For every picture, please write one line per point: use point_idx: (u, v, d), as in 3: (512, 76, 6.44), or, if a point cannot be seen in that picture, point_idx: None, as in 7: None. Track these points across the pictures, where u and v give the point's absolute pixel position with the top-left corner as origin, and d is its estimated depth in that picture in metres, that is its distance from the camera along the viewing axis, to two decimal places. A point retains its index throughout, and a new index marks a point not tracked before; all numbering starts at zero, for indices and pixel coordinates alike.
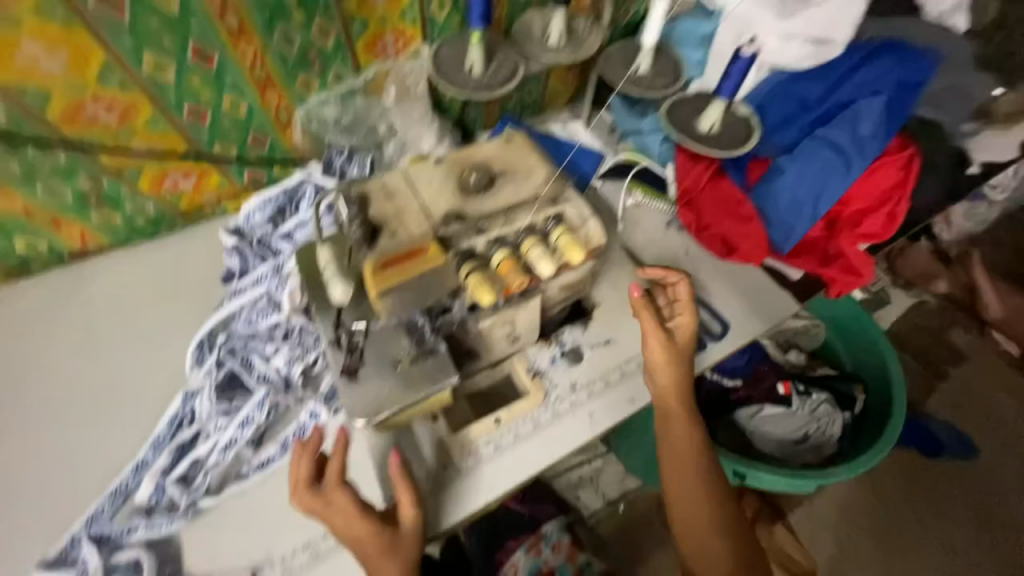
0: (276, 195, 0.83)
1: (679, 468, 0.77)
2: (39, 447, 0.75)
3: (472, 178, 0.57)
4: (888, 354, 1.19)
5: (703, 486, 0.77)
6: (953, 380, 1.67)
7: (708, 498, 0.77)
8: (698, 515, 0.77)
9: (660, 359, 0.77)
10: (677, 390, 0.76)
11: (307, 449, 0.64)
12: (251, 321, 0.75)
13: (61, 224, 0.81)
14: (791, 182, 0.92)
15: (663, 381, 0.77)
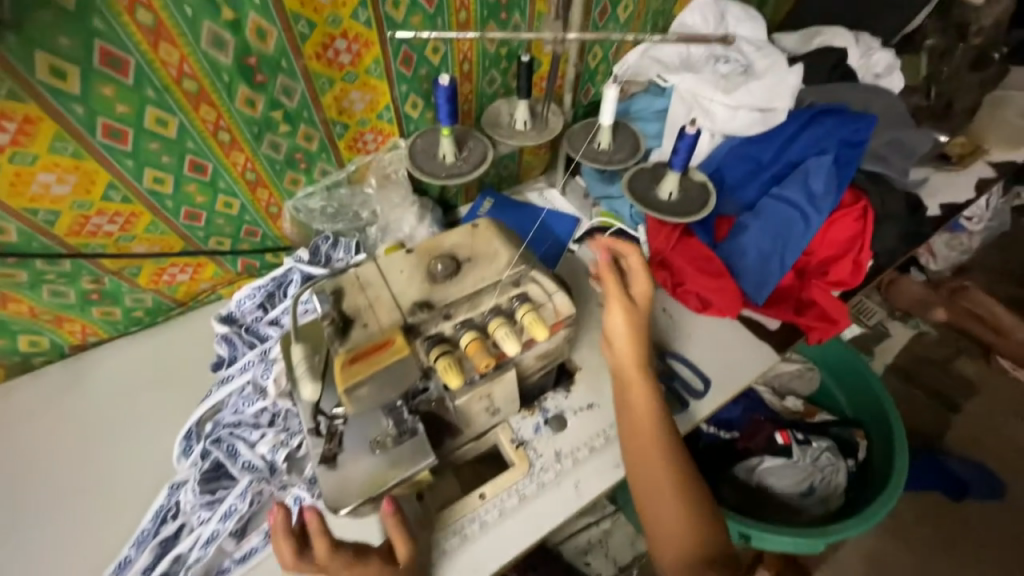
0: (265, 282, 0.88)
1: (642, 440, 0.73)
2: (30, 549, 0.76)
3: (437, 268, 0.61)
4: (885, 398, 1.17)
5: (668, 460, 0.71)
6: (965, 412, 1.62)
7: (676, 471, 0.71)
8: (663, 490, 0.70)
9: (620, 321, 0.77)
10: (636, 351, 0.76)
11: (281, 519, 0.64)
12: (237, 409, 0.77)
13: (65, 322, 0.86)
14: (756, 237, 0.96)
15: (623, 343, 0.77)
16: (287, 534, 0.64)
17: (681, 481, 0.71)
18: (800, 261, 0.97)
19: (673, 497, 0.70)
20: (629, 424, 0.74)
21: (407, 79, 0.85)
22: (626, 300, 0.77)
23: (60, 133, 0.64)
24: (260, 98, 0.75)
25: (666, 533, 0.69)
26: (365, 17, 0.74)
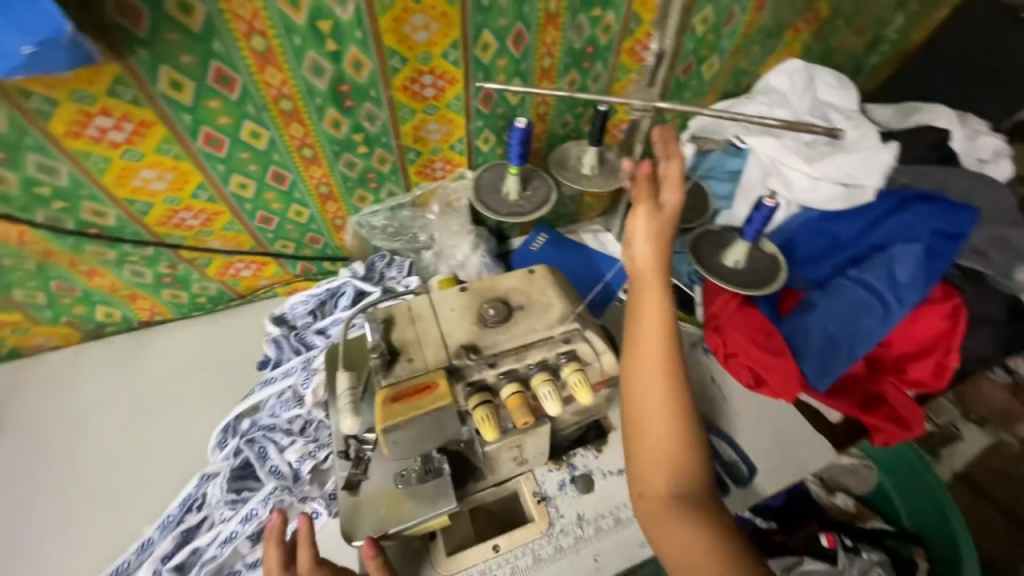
0: (319, 291, 0.91)
1: (648, 353, 0.64)
2: (74, 507, 0.81)
3: (489, 313, 0.60)
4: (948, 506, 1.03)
5: (666, 373, 0.63)
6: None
7: (679, 394, 0.63)
8: (663, 411, 0.62)
9: (644, 220, 0.68)
10: (661, 256, 0.67)
11: (272, 534, 0.61)
12: (274, 412, 0.79)
13: (137, 299, 0.93)
14: (824, 319, 0.90)
15: (644, 243, 0.68)
16: (277, 548, 0.60)
17: (682, 406, 0.63)
18: (875, 351, 0.90)
19: (670, 421, 0.61)
20: (633, 334, 0.66)
21: (484, 116, 0.87)
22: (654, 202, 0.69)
23: (167, 137, 0.70)
24: (345, 121, 0.78)
25: (655, 457, 0.61)
26: (454, 57, 0.77)
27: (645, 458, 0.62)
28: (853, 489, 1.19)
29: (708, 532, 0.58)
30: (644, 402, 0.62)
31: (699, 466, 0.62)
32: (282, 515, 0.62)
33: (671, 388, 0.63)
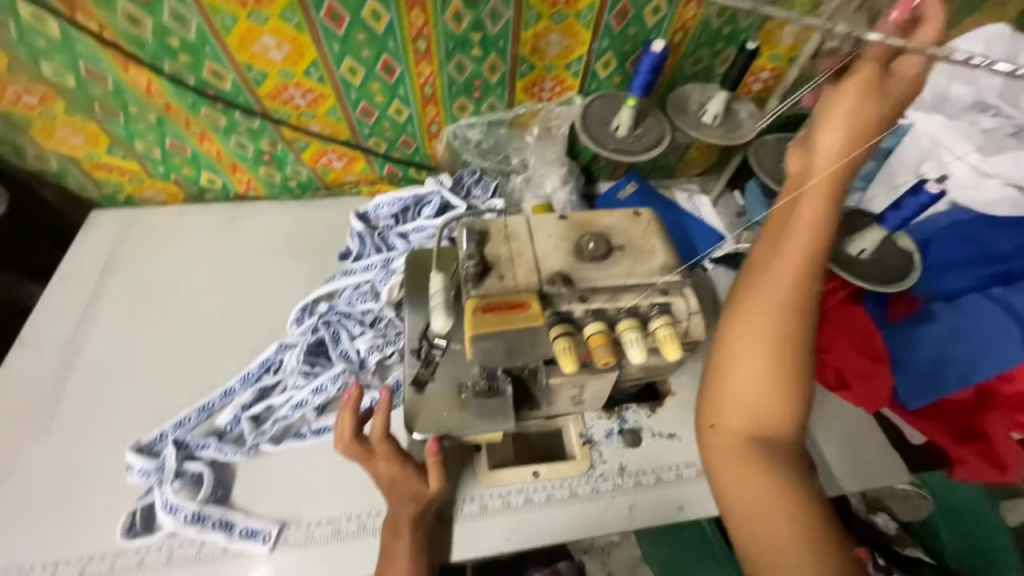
0: (406, 196, 0.90)
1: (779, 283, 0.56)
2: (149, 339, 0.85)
3: (589, 247, 0.57)
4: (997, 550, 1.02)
5: (788, 303, 0.55)
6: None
7: (797, 340, 0.55)
8: (770, 351, 0.55)
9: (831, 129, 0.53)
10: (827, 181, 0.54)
11: (348, 403, 0.67)
12: (350, 301, 0.82)
13: (237, 170, 0.96)
14: (940, 334, 0.80)
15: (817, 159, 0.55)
16: (351, 417, 0.67)
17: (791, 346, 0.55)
18: (990, 384, 0.78)
19: (776, 364, 0.54)
20: (765, 259, 0.57)
21: (612, 34, 0.79)
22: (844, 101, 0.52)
23: (293, 5, 0.68)
24: (467, 16, 0.73)
25: (744, 385, 0.55)
26: None
27: (730, 391, 0.56)
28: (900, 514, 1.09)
29: (783, 485, 0.52)
30: (750, 333, 0.56)
31: (794, 419, 0.55)
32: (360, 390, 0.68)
33: (788, 328, 0.55)
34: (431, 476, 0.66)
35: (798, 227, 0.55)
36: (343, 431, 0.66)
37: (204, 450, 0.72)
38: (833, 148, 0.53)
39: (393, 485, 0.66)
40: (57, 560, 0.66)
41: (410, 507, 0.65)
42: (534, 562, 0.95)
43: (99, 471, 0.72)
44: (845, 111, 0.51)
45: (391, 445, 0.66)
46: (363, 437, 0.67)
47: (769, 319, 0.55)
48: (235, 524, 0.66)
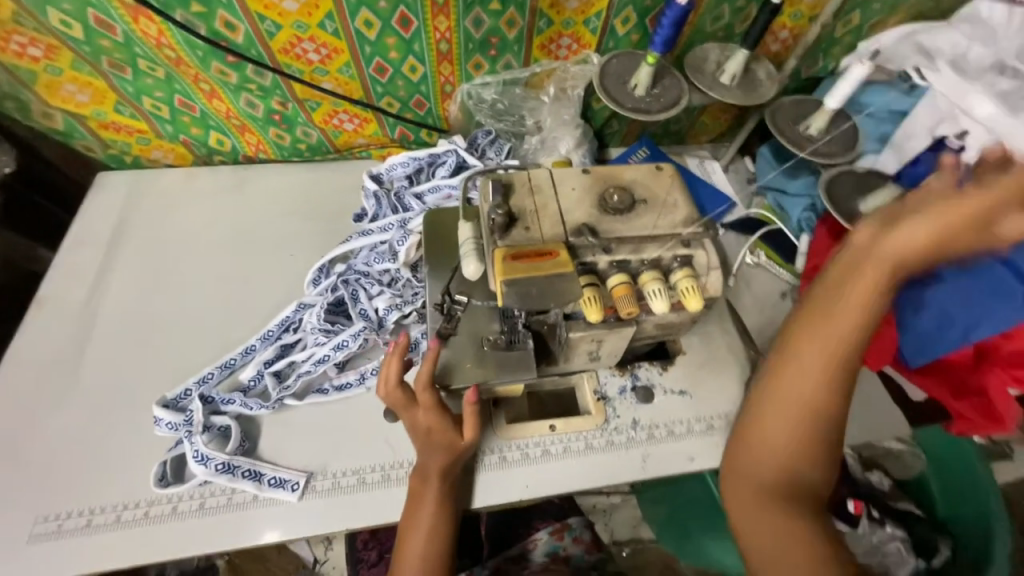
0: (421, 156, 0.90)
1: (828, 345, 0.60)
2: (166, 301, 0.85)
3: (613, 201, 0.57)
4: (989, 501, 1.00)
5: (831, 378, 0.60)
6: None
7: (830, 414, 0.60)
8: (803, 418, 0.60)
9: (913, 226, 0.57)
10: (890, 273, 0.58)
11: (397, 351, 0.68)
12: (367, 261, 0.82)
13: (246, 131, 0.95)
14: (948, 295, 0.81)
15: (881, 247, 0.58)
16: (397, 362, 0.67)
17: (826, 418, 0.60)
18: (989, 342, 0.80)
19: (807, 430, 0.60)
20: (812, 326, 0.61)
21: None
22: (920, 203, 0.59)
23: None
24: None
25: (775, 441, 0.61)
26: None
27: (761, 447, 0.62)
28: (892, 472, 1.18)
29: (801, 528, 0.58)
30: (788, 399, 0.61)
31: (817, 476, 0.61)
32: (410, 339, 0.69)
33: (826, 397, 0.60)
34: (467, 425, 0.67)
35: (847, 308, 0.59)
36: (388, 376, 0.67)
37: (229, 405, 0.73)
38: (907, 247, 0.57)
39: (426, 435, 0.67)
40: (92, 507, 0.67)
41: (443, 459, 0.66)
42: (545, 517, 0.97)
43: (128, 424, 0.74)
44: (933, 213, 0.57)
45: (433, 394, 0.65)
46: (406, 384, 0.68)
47: (810, 393, 0.60)
48: (264, 474, 0.68)
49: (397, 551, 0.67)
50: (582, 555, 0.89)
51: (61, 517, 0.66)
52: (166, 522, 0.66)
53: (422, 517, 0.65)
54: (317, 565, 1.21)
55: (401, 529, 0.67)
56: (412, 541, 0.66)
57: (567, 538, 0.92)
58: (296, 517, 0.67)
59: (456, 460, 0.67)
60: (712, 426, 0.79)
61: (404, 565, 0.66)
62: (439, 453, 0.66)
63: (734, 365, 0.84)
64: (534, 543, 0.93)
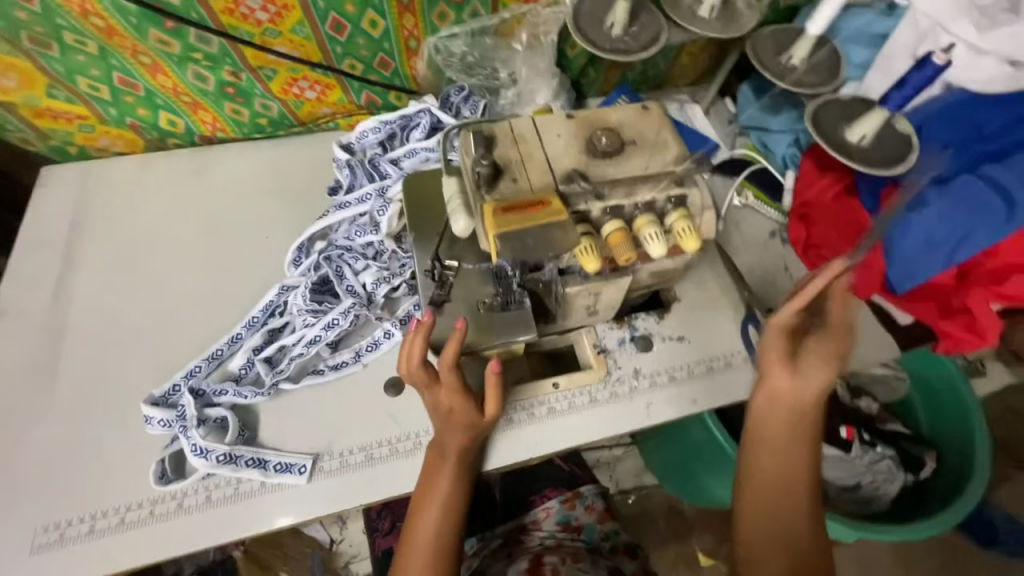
0: (392, 120, 0.85)
1: (774, 457, 0.60)
2: (138, 297, 0.81)
3: (602, 144, 0.55)
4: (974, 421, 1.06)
5: (788, 495, 0.60)
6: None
7: (802, 533, 0.59)
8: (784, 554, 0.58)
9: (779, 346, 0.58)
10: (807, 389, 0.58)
11: (422, 330, 0.62)
12: (349, 235, 0.78)
13: (199, 108, 0.88)
14: (932, 218, 0.82)
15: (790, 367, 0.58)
16: (421, 341, 0.62)
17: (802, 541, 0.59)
18: (971, 261, 0.84)
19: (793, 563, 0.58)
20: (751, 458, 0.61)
21: None
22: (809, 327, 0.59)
23: None
24: None
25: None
26: None
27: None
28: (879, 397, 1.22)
29: None
30: (762, 532, 0.60)
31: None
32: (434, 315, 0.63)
33: (792, 525, 0.60)
34: (491, 387, 0.64)
35: (774, 427, 0.60)
36: (411, 354, 0.62)
37: (222, 396, 0.70)
38: (813, 364, 0.57)
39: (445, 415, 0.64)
40: (94, 512, 0.65)
41: (463, 436, 0.64)
42: (557, 486, 0.99)
43: (118, 426, 0.71)
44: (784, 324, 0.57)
45: (458, 375, 0.63)
46: (429, 362, 0.64)
47: (771, 520, 0.60)
48: (268, 460, 0.67)
49: (406, 536, 0.65)
50: (595, 524, 0.93)
51: (62, 525, 0.64)
52: (173, 518, 0.64)
53: (436, 497, 0.64)
54: (333, 545, 1.22)
55: (413, 510, 0.65)
56: (423, 522, 0.64)
57: (579, 506, 0.95)
58: (306, 498, 0.66)
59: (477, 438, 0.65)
60: (711, 368, 0.80)
61: (414, 548, 0.64)
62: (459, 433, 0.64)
63: (730, 307, 0.85)
64: (545, 511, 0.95)
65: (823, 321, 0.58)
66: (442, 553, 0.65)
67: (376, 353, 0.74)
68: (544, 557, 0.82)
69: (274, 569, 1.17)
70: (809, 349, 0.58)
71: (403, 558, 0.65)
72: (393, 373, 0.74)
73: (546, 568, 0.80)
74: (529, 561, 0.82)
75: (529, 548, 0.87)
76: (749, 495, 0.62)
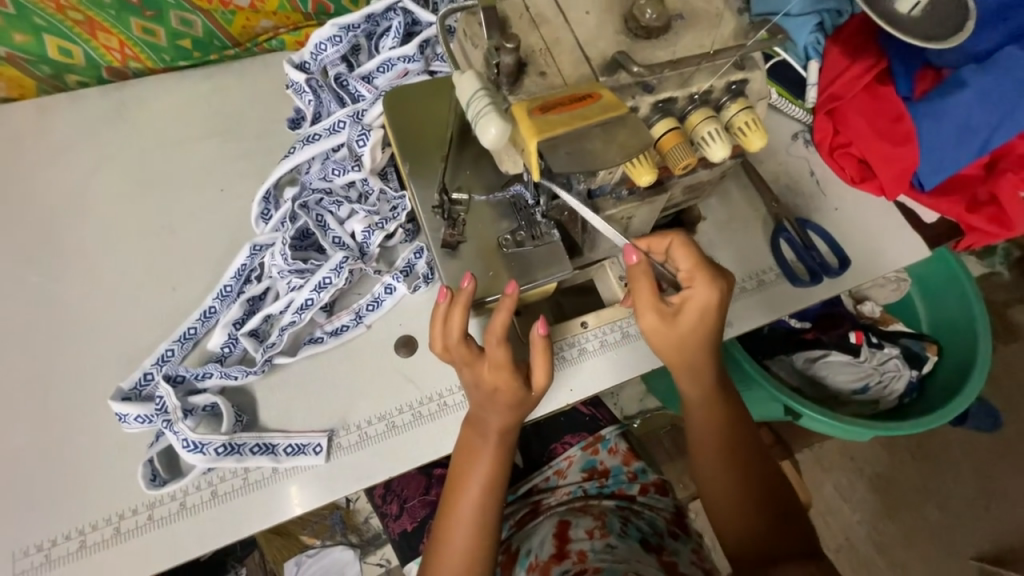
0: (355, 23, 0.69)
1: (697, 419, 0.67)
2: (73, 278, 0.66)
3: (648, 16, 0.42)
4: (982, 327, 1.07)
5: (714, 420, 0.66)
6: (1001, 354, 1.51)
7: (735, 441, 0.66)
8: (725, 458, 0.65)
9: (652, 313, 0.58)
10: (692, 341, 0.60)
11: (462, 298, 0.52)
12: (326, 174, 0.66)
13: (97, 28, 0.69)
14: (970, 101, 0.74)
15: (663, 339, 0.60)
16: (461, 314, 0.52)
17: (732, 445, 0.65)
18: (1005, 147, 0.79)
19: (731, 457, 0.65)
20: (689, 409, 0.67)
21: None
22: (668, 315, 0.58)
23: None
24: None
25: (718, 490, 0.65)
26: None
27: (716, 498, 0.65)
28: (878, 298, 1.20)
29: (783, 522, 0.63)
30: (704, 454, 0.66)
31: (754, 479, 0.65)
32: (473, 282, 0.52)
33: (722, 447, 0.65)
34: (539, 354, 0.55)
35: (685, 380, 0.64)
36: (448, 333, 0.53)
37: (207, 380, 0.60)
38: (692, 317, 0.59)
39: (486, 393, 0.55)
40: (80, 526, 0.56)
41: (507, 416, 0.56)
42: (576, 431, 0.93)
43: (87, 428, 0.60)
44: (646, 292, 0.58)
45: (508, 350, 0.53)
46: (469, 336, 0.55)
47: (707, 440, 0.66)
48: (277, 444, 0.59)
49: (450, 491, 0.59)
50: (621, 466, 0.88)
51: (45, 546, 0.55)
52: (177, 521, 0.56)
53: (477, 476, 0.58)
54: (349, 504, 1.17)
55: (449, 492, 0.59)
56: (475, 468, 0.58)
57: (602, 450, 0.90)
58: (328, 478, 0.59)
59: (524, 410, 0.57)
60: (742, 289, 0.75)
61: (463, 492, 0.58)
62: (499, 409, 0.56)
63: (757, 220, 0.79)
64: (567, 460, 0.89)
65: (678, 304, 0.59)
66: (482, 543, 0.58)
67: (380, 311, 0.65)
68: (570, 522, 0.79)
69: (294, 535, 1.15)
70: (672, 306, 0.59)
71: (452, 496, 0.59)
72: (403, 331, 0.65)
73: (570, 549, 0.74)
74: (554, 528, 0.79)
75: (553, 510, 0.83)
76: (696, 436, 0.67)
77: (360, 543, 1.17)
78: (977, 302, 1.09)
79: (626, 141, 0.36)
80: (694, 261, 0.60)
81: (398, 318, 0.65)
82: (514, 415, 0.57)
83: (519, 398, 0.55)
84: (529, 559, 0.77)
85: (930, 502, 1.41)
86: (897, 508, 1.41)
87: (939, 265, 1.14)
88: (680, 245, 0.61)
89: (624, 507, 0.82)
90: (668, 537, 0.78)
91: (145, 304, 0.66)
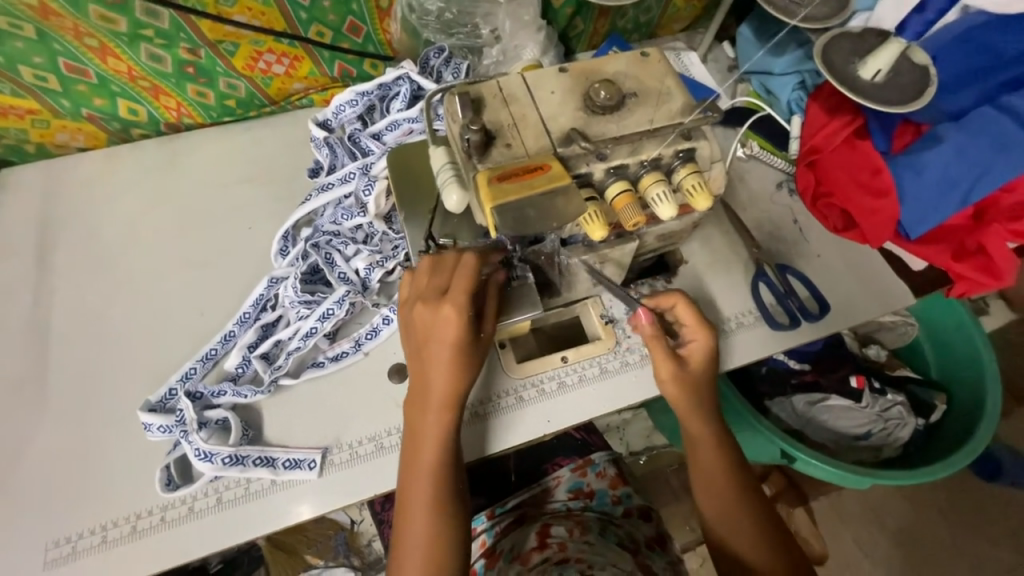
0: (368, 90, 0.80)
1: (698, 446, 0.68)
2: (121, 301, 0.77)
3: (602, 97, 0.50)
4: (991, 380, 1.04)
5: (716, 442, 0.68)
6: None
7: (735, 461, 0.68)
8: (730, 476, 0.67)
9: (666, 364, 0.66)
10: (695, 388, 0.67)
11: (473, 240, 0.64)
12: (335, 219, 0.75)
13: (160, 94, 0.82)
14: (947, 154, 0.77)
15: (673, 385, 0.66)
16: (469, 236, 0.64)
17: (738, 475, 0.67)
18: (988, 200, 0.79)
19: (735, 478, 0.67)
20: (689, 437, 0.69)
21: None
22: (677, 364, 0.66)
23: None
24: None
25: (722, 509, 0.66)
26: None
27: (721, 520, 0.66)
28: (886, 342, 1.19)
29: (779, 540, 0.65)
30: (711, 478, 0.67)
31: (755, 502, 0.66)
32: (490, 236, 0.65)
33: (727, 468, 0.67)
34: (490, 297, 0.61)
35: (689, 416, 0.67)
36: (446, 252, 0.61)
37: (221, 397, 0.68)
38: (699, 366, 0.67)
39: (437, 345, 0.58)
40: (104, 523, 0.63)
41: (449, 363, 0.58)
42: (568, 454, 0.95)
43: (117, 437, 0.68)
44: (661, 347, 0.66)
45: (470, 271, 0.58)
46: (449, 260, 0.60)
47: (712, 469, 0.67)
48: (276, 458, 0.65)
49: (406, 475, 0.60)
50: (606, 489, 0.88)
51: (73, 539, 0.63)
52: (185, 522, 0.63)
53: (426, 452, 0.59)
54: (354, 526, 1.21)
55: (403, 478, 0.60)
56: (425, 441, 0.60)
57: (591, 472, 0.90)
58: (319, 492, 0.65)
59: (475, 354, 0.60)
60: (721, 329, 0.79)
61: (418, 474, 0.59)
62: (439, 371, 0.59)
63: (737, 263, 0.83)
64: (556, 479, 0.90)
65: (686, 356, 0.67)
66: (445, 519, 0.59)
67: (377, 341, 0.72)
68: (552, 523, 0.80)
69: (298, 553, 1.18)
70: (680, 354, 0.67)
71: (407, 480, 0.60)
72: (396, 359, 0.72)
73: (552, 542, 0.77)
74: (538, 529, 0.80)
75: (538, 517, 0.83)
76: (700, 459, 0.68)
77: (361, 567, 1.20)
78: (988, 353, 1.07)
79: (567, 206, 0.43)
80: (701, 319, 0.67)
81: (392, 348, 0.72)
82: (460, 362, 0.59)
83: (469, 339, 0.59)
84: (511, 554, 0.78)
85: (957, 561, 1.32)
86: (919, 565, 1.33)
87: (950, 315, 1.12)
88: (684, 304, 0.68)
89: (605, 519, 0.83)
90: (643, 546, 0.81)
91: (177, 326, 0.75)
